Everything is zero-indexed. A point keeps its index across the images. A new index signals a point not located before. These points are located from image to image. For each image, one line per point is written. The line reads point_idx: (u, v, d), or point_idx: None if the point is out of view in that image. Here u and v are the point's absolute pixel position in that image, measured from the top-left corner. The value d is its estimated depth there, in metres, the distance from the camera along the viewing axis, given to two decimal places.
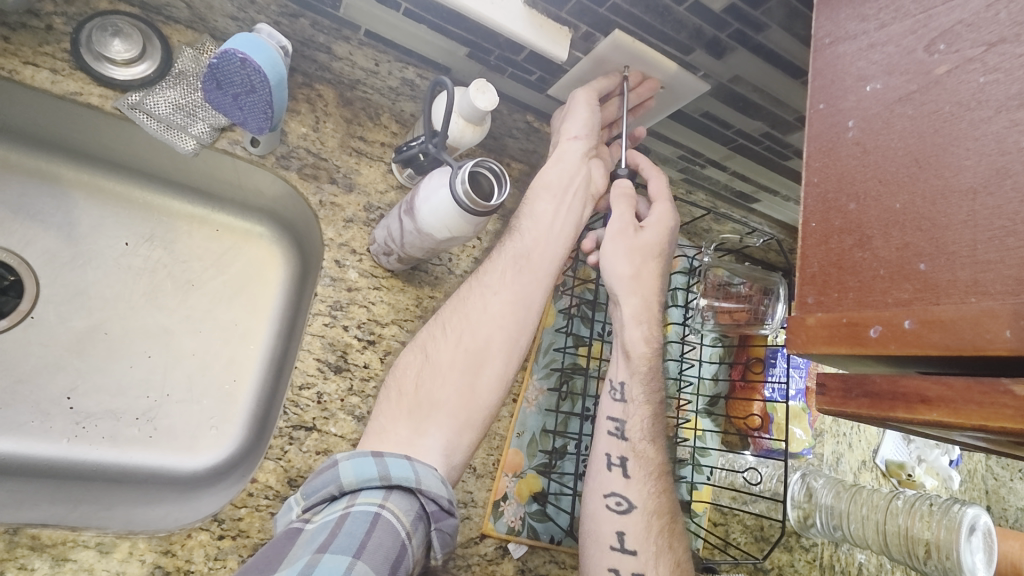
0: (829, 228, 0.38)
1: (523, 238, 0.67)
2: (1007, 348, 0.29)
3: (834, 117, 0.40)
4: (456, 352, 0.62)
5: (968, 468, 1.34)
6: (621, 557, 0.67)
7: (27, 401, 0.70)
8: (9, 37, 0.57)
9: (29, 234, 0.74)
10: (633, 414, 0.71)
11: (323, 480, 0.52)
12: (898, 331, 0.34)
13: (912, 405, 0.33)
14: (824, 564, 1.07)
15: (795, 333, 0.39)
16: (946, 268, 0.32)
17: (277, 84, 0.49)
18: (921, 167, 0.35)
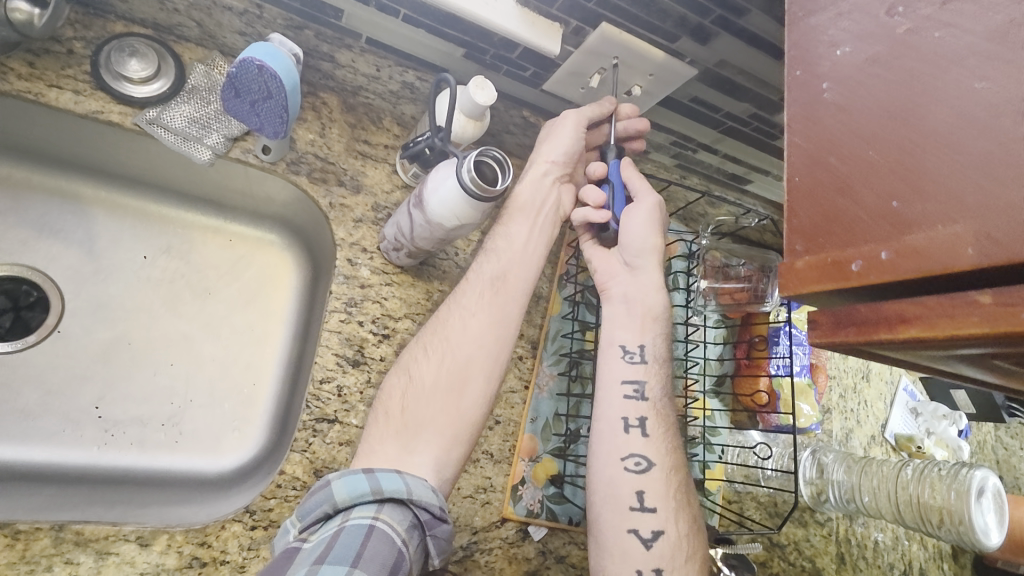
0: (812, 183, 0.40)
1: (498, 261, 0.69)
2: (971, 265, 0.32)
3: (811, 82, 0.41)
4: (439, 375, 0.64)
5: (977, 438, 1.36)
6: (640, 516, 0.69)
7: (58, 412, 0.73)
8: (34, 62, 0.61)
9: (53, 251, 0.77)
10: (653, 374, 0.74)
11: (317, 501, 0.53)
12: (877, 263, 0.36)
13: (892, 326, 0.34)
14: (840, 539, 1.08)
15: (785, 276, 0.41)
16: (918, 204, 0.34)
17: (291, 89, 0.52)
18: (893, 119, 0.36)
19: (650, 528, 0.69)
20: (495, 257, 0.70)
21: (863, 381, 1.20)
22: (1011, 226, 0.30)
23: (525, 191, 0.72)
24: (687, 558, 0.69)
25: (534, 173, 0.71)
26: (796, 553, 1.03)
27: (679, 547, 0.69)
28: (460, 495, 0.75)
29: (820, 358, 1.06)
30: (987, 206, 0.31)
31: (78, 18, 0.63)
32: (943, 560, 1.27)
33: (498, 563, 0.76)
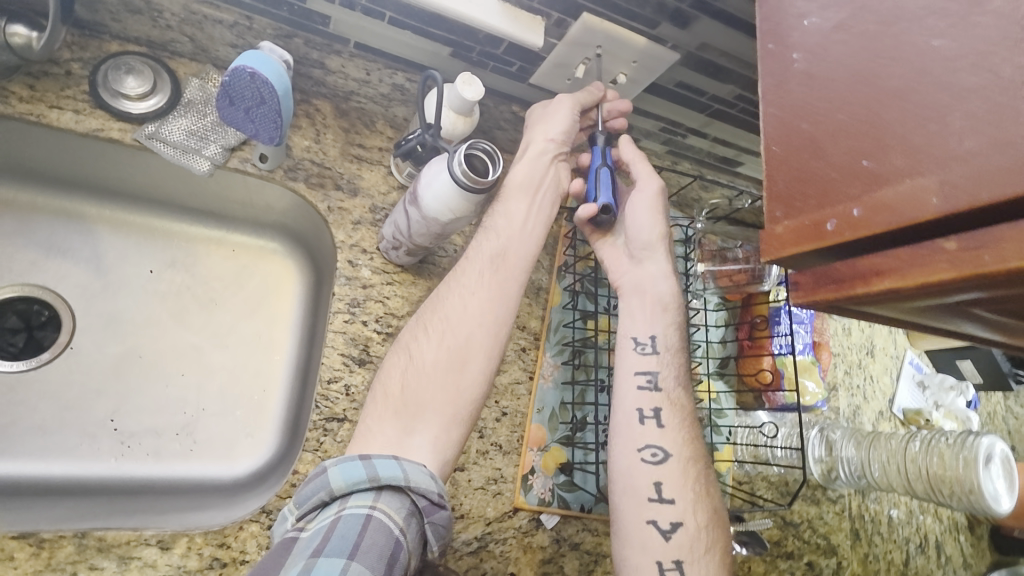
0: (786, 149, 0.40)
1: (497, 238, 0.67)
2: (934, 214, 0.31)
3: (781, 53, 0.42)
4: (439, 353, 0.62)
5: (987, 409, 1.36)
6: (659, 507, 0.70)
7: (75, 426, 0.75)
8: (34, 85, 0.62)
9: (61, 270, 0.79)
10: (665, 365, 0.75)
11: (313, 487, 0.52)
12: (850, 220, 0.35)
13: (868, 279, 0.35)
14: (853, 515, 1.09)
15: (765, 241, 0.40)
16: (887, 159, 0.34)
17: (283, 93, 0.53)
18: (858, 80, 0.36)
19: (669, 519, 0.70)
20: (494, 233, 0.68)
21: (868, 357, 1.20)
22: (971, 174, 0.30)
23: (526, 168, 0.70)
24: (706, 547, 0.69)
25: (533, 151, 0.70)
26: (810, 530, 1.03)
27: (698, 537, 0.69)
28: (472, 487, 0.76)
29: (823, 336, 1.07)
30: (947, 155, 0.31)
31: (74, 40, 0.64)
32: (960, 531, 1.27)
33: (513, 552, 0.77)
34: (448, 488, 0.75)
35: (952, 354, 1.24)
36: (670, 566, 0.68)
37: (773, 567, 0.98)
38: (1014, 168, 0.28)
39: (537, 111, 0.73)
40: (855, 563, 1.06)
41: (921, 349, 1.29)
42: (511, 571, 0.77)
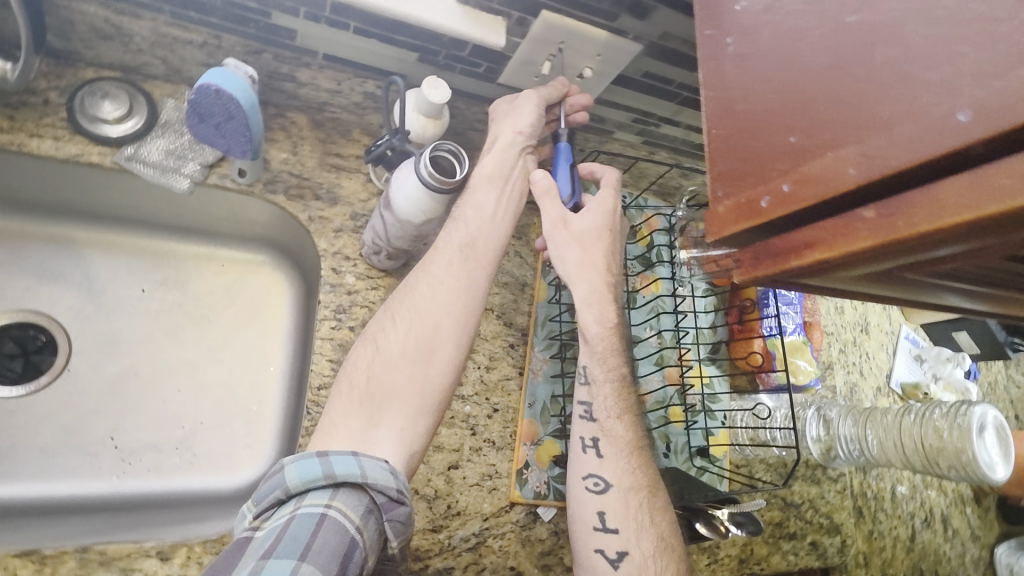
0: (725, 130, 0.41)
1: (467, 227, 0.67)
2: (853, 184, 0.32)
3: (718, 37, 0.43)
4: (406, 343, 0.62)
5: (988, 379, 1.36)
6: (604, 536, 0.72)
7: (75, 447, 0.76)
8: (14, 115, 0.64)
9: (54, 295, 0.81)
10: (601, 393, 0.74)
11: (270, 486, 0.54)
12: (781, 196, 0.36)
13: (800, 253, 0.35)
14: (855, 492, 1.09)
15: (708, 221, 0.41)
16: (814, 135, 0.35)
17: (250, 107, 0.55)
18: (786, 63, 0.38)
19: (615, 548, 0.72)
20: (464, 223, 0.68)
21: (862, 334, 1.20)
22: (883, 144, 0.31)
23: (494, 160, 0.70)
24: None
25: (502, 144, 0.70)
26: (812, 510, 1.03)
27: (645, 566, 0.72)
28: (467, 484, 0.77)
29: (814, 316, 1.07)
30: (862, 127, 0.32)
31: (50, 69, 0.66)
32: (966, 503, 1.26)
33: (512, 546, 0.78)
34: (444, 485, 0.76)
35: (948, 326, 1.23)
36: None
37: (776, 548, 0.99)
38: (921, 134, 0.29)
39: (503, 104, 0.73)
40: (859, 541, 1.06)
41: (917, 323, 1.29)
42: (511, 564, 0.78)
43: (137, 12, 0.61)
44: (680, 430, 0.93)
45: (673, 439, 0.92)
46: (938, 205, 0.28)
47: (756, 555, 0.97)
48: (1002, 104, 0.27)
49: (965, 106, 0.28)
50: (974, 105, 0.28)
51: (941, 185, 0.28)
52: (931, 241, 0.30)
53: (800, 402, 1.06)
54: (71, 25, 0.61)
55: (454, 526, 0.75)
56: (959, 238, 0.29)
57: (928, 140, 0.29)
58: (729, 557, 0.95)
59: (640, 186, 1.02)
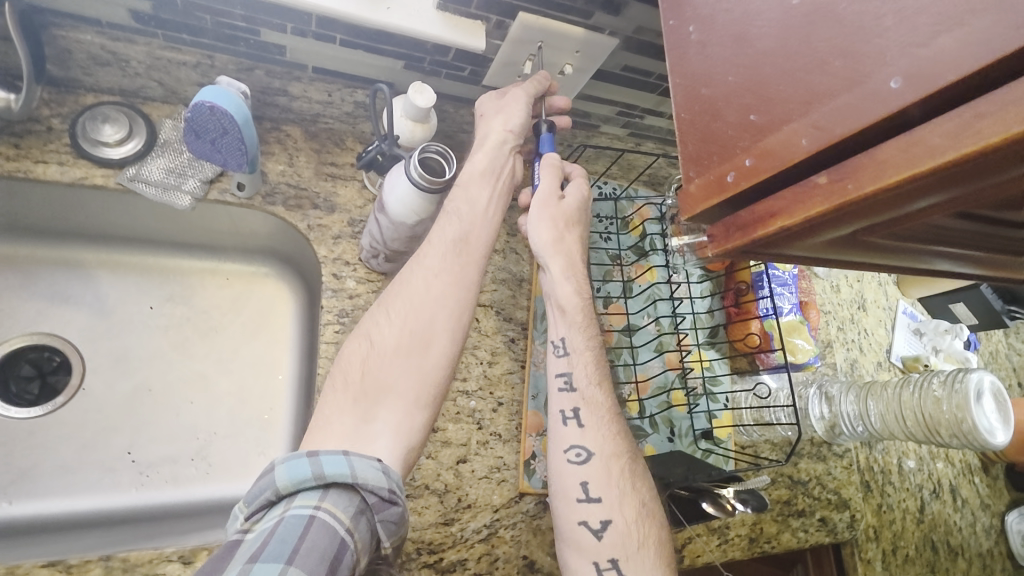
0: (690, 113, 0.43)
1: (460, 222, 0.70)
2: (806, 154, 0.34)
3: (680, 26, 0.45)
4: (401, 337, 0.65)
5: (988, 349, 1.37)
6: (587, 508, 0.70)
7: (95, 463, 0.79)
8: (20, 143, 0.67)
9: (66, 316, 0.83)
10: (579, 364, 0.75)
11: (260, 487, 0.53)
12: (745, 170, 0.38)
13: (764, 221, 0.37)
14: (862, 467, 1.10)
15: (682, 201, 0.43)
16: (770, 112, 0.37)
17: (244, 122, 0.57)
18: (740, 45, 0.40)
19: (599, 519, 0.69)
20: (456, 219, 0.70)
21: (860, 311, 1.21)
22: (832, 113, 0.33)
23: (486, 158, 0.72)
24: (639, 545, 0.69)
25: (495, 140, 0.72)
26: (819, 487, 1.05)
27: (629, 535, 0.69)
28: (476, 477, 0.79)
29: (810, 295, 1.08)
30: (812, 100, 0.34)
31: (51, 97, 0.69)
32: (974, 473, 1.27)
33: (524, 536, 0.80)
34: (454, 479, 0.78)
35: (944, 299, 1.24)
36: (607, 566, 0.68)
37: (785, 526, 1.00)
38: (865, 100, 0.32)
39: (490, 101, 0.74)
40: (869, 515, 1.07)
41: (914, 298, 1.30)
42: (523, 553, 0.79)
43: (132, 37, 0.64)
44: (683, 414, 0.93)
45: (677, 423, 0.93)
46: (880, 166, 0.30)
47: (766, 534, 0.98)
48: (931, 69, 0.29)
49: (897, 72, 0.30)
50: (904, 72, 0.30)
51: (882, 147, 0.30)
52: (880, 201, 0.32)
53: (801, 380, 1.08)
54: (69, 53, 0.64)
55: (465, 519, 0.77)
56: (903, 196, 0.31)
57: (870, 106, 0.31)
58: (739, 537, 0.96)
59: (630, 178, 1.04)
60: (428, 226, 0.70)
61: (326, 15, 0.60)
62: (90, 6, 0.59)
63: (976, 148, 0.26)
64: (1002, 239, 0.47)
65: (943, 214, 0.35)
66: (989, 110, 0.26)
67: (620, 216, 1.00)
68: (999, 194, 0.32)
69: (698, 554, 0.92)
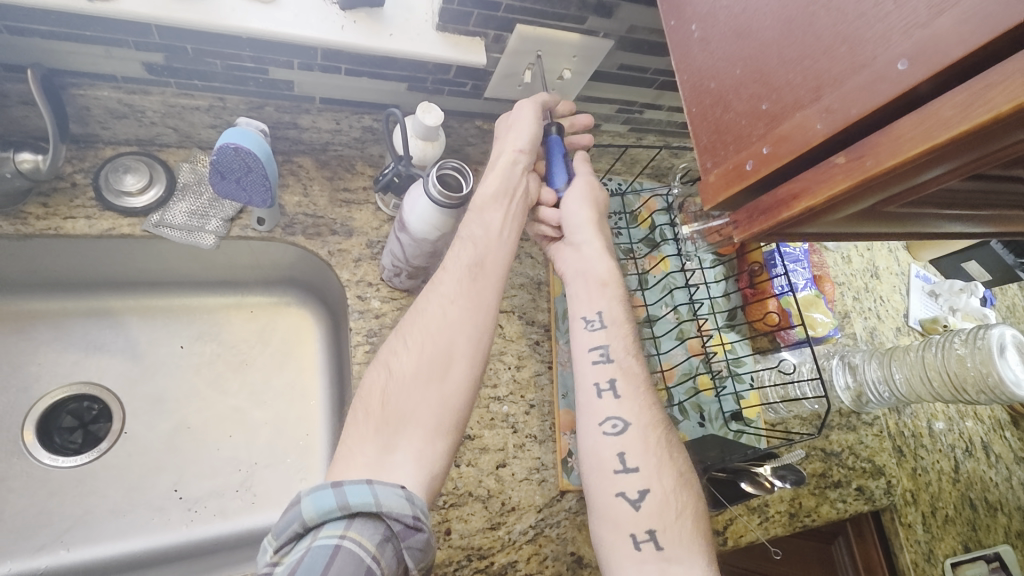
0: (700, 107, 0.45)
1: (474, 248, 0.72)
2: (822, 137, 0.36)
3: (683, 26, 0.47)
4: (420, 364, 0.66)
5: (1005, 304, 1.38)
6: (625, 479, 0.70)
7: (144, 504, 0.81)
8: (47, 202, 0.69)
9: (102, 364, 0.85)
10: (616, 337, 0.77)
11: (287, 519, 0.54)
12: (763, 157, 0.40)
13: (787, 204, 0.38)
14: (893, 433, 1.11)
15: (703, 191, 0.45)
16: (780, 98, 0.39)
17: (266, 158, 0.59)
18: (741, 38, 0.42)
19: (636, 488, 0.69)
20: (470, 243, 0.72)
21: (873, 279, 1.22)
22: (843, 97, 0.35)
23: (498, 179, 0.75)
24: (677, 514, 0.69)
25: (505, 161, 0.74)
26: (852, 457, 1.05)
27: (667, 503, 0.69)
28: (517, 480, 0.81)
29: (823, 268, 1.09)
30: (821, 85, 0.36)
31: (73, 154, 0.72)
32: (1005, 429, 1.27)
33: (570, 533, 0.81)
34: (495, 484, 0.79)
35: (957, 258, 1.25)
36: (644, 538, 0.68)
37: (824, 499, 1.01)
38: (873, 83, 0.33)
39: (504, 120, 0.77)
40: (905, 480, 1.08)
41: (925, 260, 1.31)
42: (571, 550, 0.81)
43: (146, 88, 0.66)
44: (712, 398, 0.95)
45: (706, 407, 0.94)
46: (896, 141, 0.32)
47: (805, 508, 0.99)
48: (936, 46, 0.30)
49: (903, 54, 0.32)
50: (910, 54, 0.31)
51: (897, 124, 0.32)
52: (899, 173, 0.33)
53: (823, 352, 1.09)
54: (87, 110, 0.66)
55: (510, 522, 0.79)
56: (922, 166, 0.33)
57: (879, 88, 0.33)
58: (780, 514, 0.97)
59: (634, 172, 1.06)
60: (444, 246, 0.72)
61: (332, 47, 0.62)
62: (104, 63, 0.61)
63: (988, 118, 0.28)
64: (1009, 194, 0.48)
65: (958, 178, 0.37)
66: (997, 81, 0.28)
67: (628, 211, 1.02)
68: (1013, 154, 0.34)
69: (741, 534, 0.93)
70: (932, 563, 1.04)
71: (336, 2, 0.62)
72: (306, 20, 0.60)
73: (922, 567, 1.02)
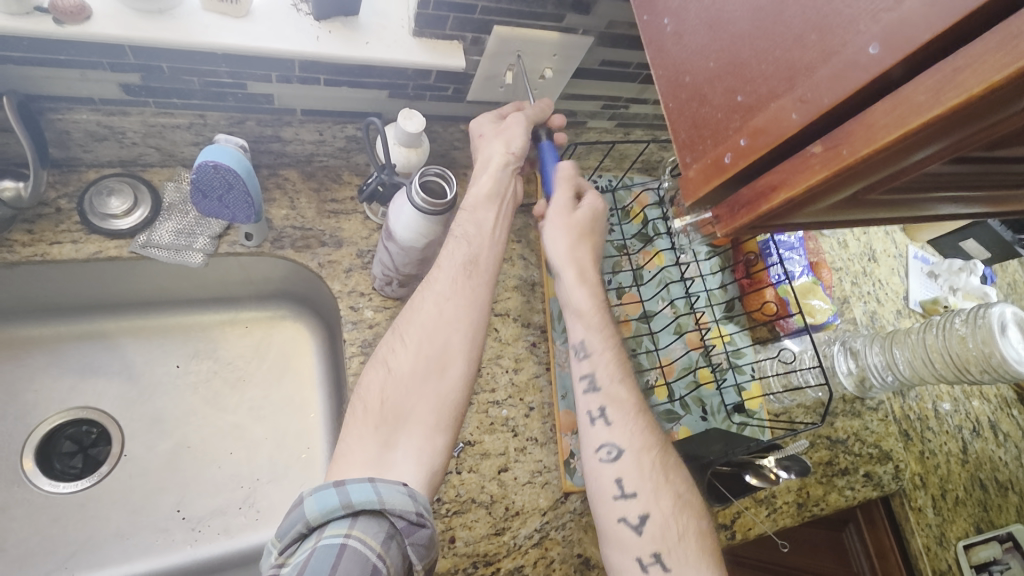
0: (679, 102, 0.44)
1: (468, 245, 0.71)
2: (798, 127, 0.35)
3: (655, 21, 0.47)
4: (416, 363, 0.65)
5: (1005, 280, 1.37)
6: (625, 504, 0.69)
7: (147, 526, 0.80)
8: (32, 228, 0.69)
9: (98, 387, 0.85)
10: (601, 364, 0.76)
11: (291, 520, 0.54)
12: (739, 150, 0.38)
13: (767, 196, 0.37)
14: (898, 417, 1.10)
15: (684, 187, 0.44)
16: (755, 90, 0.38)
17: (247, 174, 0.59)
18: (714, 30, 0.41)
19: (637, 513, 0.69)
20: (464, 241, 0.71)
21: (871, 263, 1.21)
22: (816, 86, 0.34)
23: (490, 183, 0.73)
24: (680, 535, 0.69)
25: (496, 163, 0.72)
26: (858, 443, 1.05)
27: (669, 527, 0.69)
28: (520, 484, 0.80)
29: (819, 255, 1.08)
30: (795, 75, 0.35)
31: (56, 179, 0.71)
32: (1012, 406, 1.26)
33: (576, 534, 0.80)
34: (498, 489, 0.79)
35: (954, 237, 1.24)
36: (650, 561, 0.67)
37: (831, 487, 1.00)
38: (847, 71, 0.32)
39: (489, 122, 0.75)
40: (912, 464, 1.07)
41: (923, 241, 1.30)
42: (577, 552, 0.80)
43: (125, 109, 0.66)
44: (712, 391, 0.94)
45: (707, 401, 0.93)
46: (871, 128, 0.31)
47: (813, 497, 0.98)
48: (904, 29, 0.30)
49: (873, 39, 0.31)
50: (880, 38, 0.31)
51: (871, 111, 0.31)
52: (877, 160, 0.32)
53: (823, 339, 1.08)
54: (67, 134, 0.66)
55: (516, 526, 0.78)
56: (901, 152, 0.32)
57: (852, 75, 0.32)
58: (788, 504, 0.96)
59: (624, 167, 1.05)
60: (432, 251, 0.71)
61: (309, 59, 0.61)
62: (81, 86, 0.61)
63: (960, 101, 0.27)
64: (1001, 173, 0.47)
65: (941, 161, 0.36)
66: (968, 63, 0.27)
67: (620, 207, 1.01)
68: (993, 135, 0.33)
69: (749, 527, 0.93)
70: (944, 546, 1.03)
71: (310, 13, 0.62)
72: (281, 33, 0.60)
73: (934, 550, 1.02)
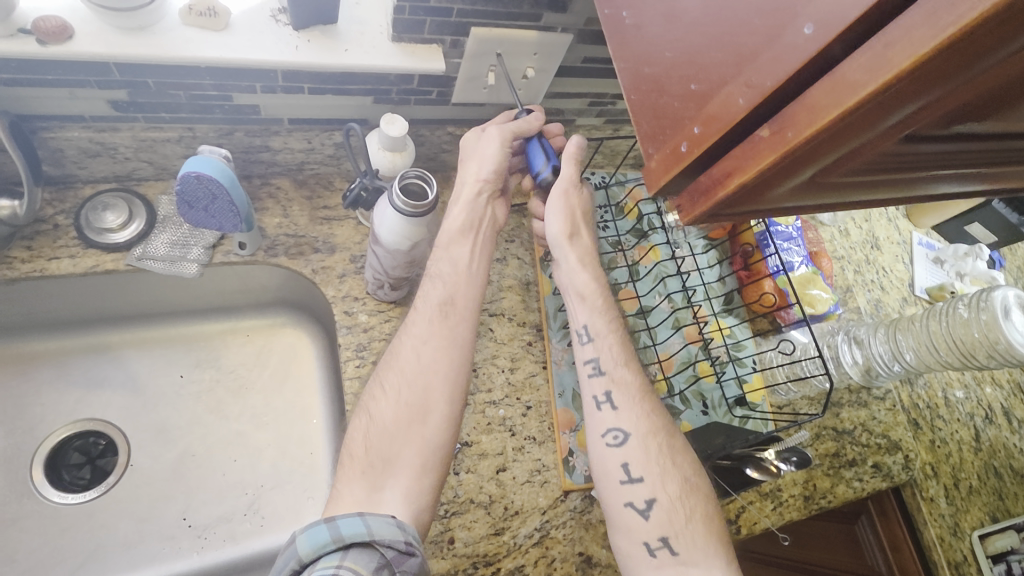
0: (639, 93, 0.43)
1: (444, 285, 0.72)
2: (746, 111, 0.35)
3: (615, 14, 0.48)
4: (398, 412, 0.66)
5: (1015, 264, 1.34)
6: (632, 488, 0.69)
7: (154, 535, 0.81)
8: (31, 245, 0.71)
9: (103, 398, 0.87)
10: (606, 348, 0.75)
11: (285, 560, 0.55)
12: (694, 137, 0.38)
13: (723, 182, 0.37)
14: (907, 407, 1.08)
15: (646, 177, 0.43)
16: (708, 79, 0.39)
17: (230, 183, 0.60)
18: (670, 20, 0.43)
19: (643, 498, 0.69)
20: (443, 280, 0.73)
21: (874, 251, 1.20)
22: (760, 70, 0.34)
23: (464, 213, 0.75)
24: (687, 519, 0.68)
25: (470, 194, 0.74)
26: (866, 434, 1.03)
27: (675, 510, 0.68)
28: (519, 483, 0.80)
29: (819, 244, 1.07)
30: (742, 60, 0.36)
31: (53, 196, 0.73)
32: None
33: (577, 533, 0.80)
34: (497, 489, 0.79)
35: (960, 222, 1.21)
36: (657, 545, 0.67)
37: (839, 479, 0.99)
38: (787, 54, 0.33)
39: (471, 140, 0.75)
40: (923, 453, 1.05)
41: (927, 228, 1.28)
42: (580, 550, 0.80)
43: (115, 125, 0.67)
44: (712, 385, 0.94)
45: (708, 395, 0.93)
46: (812, 110, 0.31)
47: (820, 489, 0.97)
48: (838, 11, 0.30)
49: (809, 21, 0.32)
50: (815, 19, 0.31)
51: (811, 92, 0.31)
52: (824, 142, 0.32)
53: (828, 330, 1.06)
54: (61, 151, 0.68)
55: (515, 526, 0.78)
56: (844, 131, 0.32)
57: (792, 57, 0.32)
58: (794, 497, 0.95)
59: (616, 163, 1.05)
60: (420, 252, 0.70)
61: (289, 68, 0.62)
62: (71, 104, 0.63)
63: (891, 78, 0.27)
64: (969, 152, 0.46)
65: (896, 139, 0.36)
66: (896, 38, 0.27)
67: (613, 203, 1.02)
68: (940, 112, 0.33)
69: (754, 521, 0.92)
70: (958, 536, 1.01)
71: (290, 23, 0.63)
72: (259, 43, 0.61)
73: (948, 541, 1.00)
